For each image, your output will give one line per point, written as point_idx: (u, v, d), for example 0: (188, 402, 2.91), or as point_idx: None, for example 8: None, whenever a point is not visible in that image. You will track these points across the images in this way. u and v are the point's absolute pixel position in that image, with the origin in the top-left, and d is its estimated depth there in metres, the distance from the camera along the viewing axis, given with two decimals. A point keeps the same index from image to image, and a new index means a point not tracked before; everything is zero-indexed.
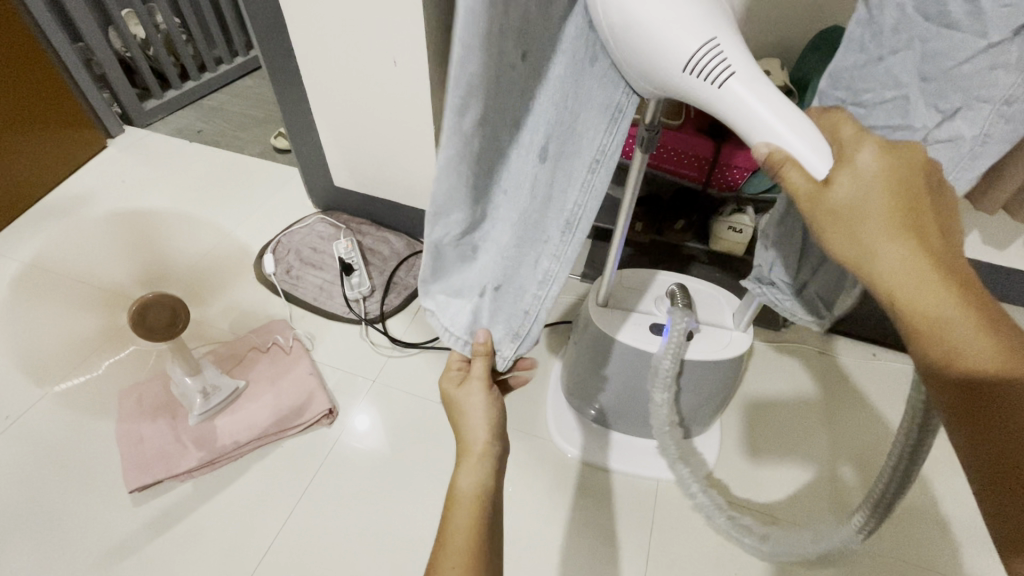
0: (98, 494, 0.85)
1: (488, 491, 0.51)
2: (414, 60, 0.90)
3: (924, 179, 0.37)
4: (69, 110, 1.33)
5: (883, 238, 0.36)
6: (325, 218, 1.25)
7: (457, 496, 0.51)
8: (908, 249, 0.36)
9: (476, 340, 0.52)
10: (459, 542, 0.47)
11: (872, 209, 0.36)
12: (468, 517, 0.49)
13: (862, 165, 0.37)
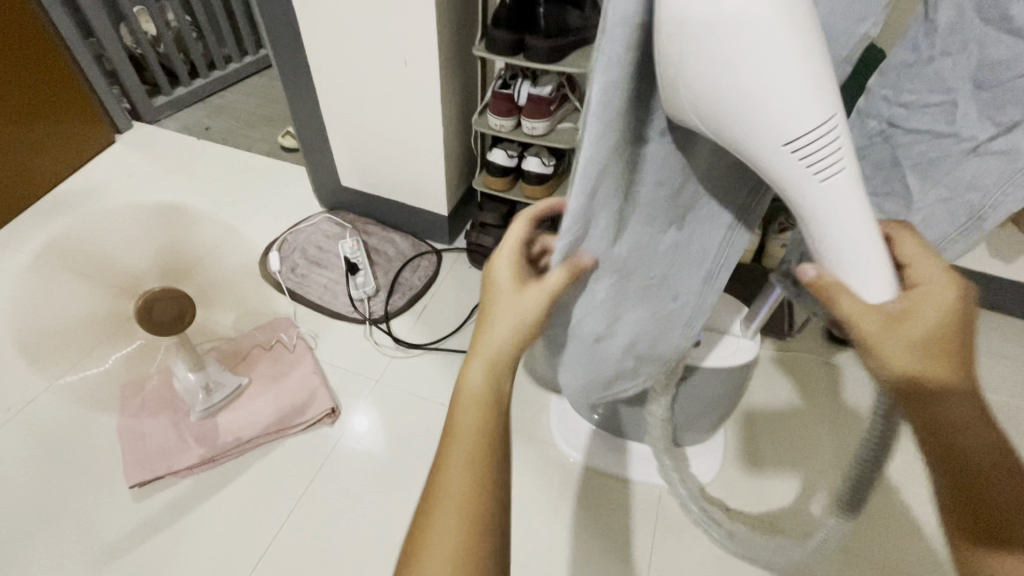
0: (97, 490, 0.84)
1: (504, 397, 0.40)
2: (425, 61, 0.91)
3: (968, 322, 0.40)
4: (79, 105, 1.34)
5: (918, 338, 0.39)
6: (330, 217, 1.25)
7: (464, 390, 0.40)
8: (933, 353, 0.38)
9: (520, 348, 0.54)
10: (467, 447, 0.37)
11: (935, 322, 0.39)
12: (474, 452, 0.37)
13: (926, 285, 0.40)
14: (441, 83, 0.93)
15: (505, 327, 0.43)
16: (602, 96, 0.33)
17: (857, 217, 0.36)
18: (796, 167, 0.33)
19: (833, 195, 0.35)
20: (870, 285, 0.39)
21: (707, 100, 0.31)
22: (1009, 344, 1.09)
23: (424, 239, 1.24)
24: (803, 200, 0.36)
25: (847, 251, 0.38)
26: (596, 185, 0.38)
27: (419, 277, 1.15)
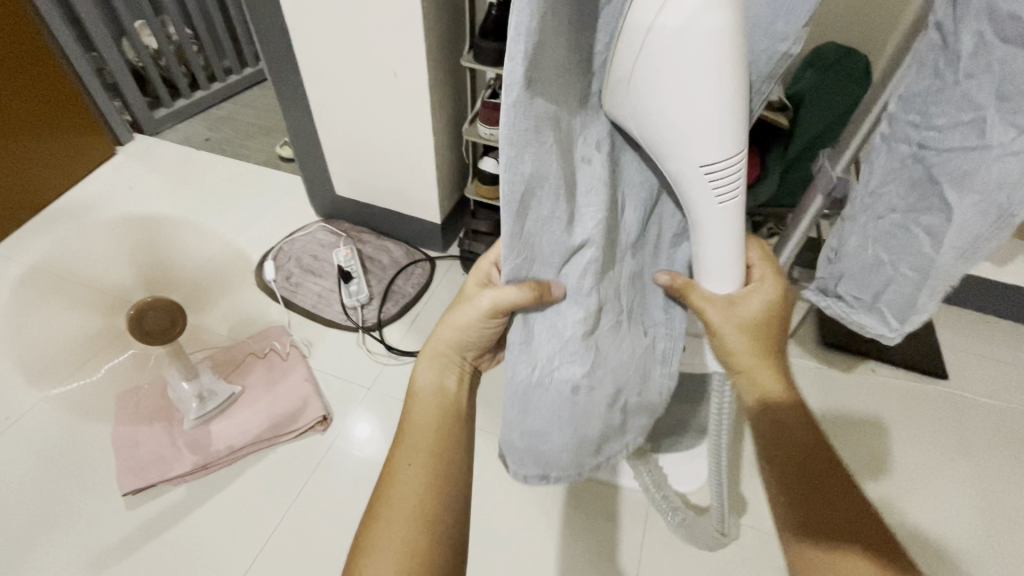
0: (91, 497, 0.85)
1: (449, 394, 0.53)
2: (414, 72, 0.92)
3: (778, 329, 0.50)
4: (80, 118, 1.36)
5: (751, 348, 0.49)
6: (325, 226, 1.26)
7: (417, 391, 0.53)
8: (763, 361, 0.49)
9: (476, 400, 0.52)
10: (421, 435, 0.48)
11: (759, 328, 0.49)
12: (426, 440, 0.48)
13: (756, 296, 0.49)
14: (430, 93, 0.95)
15: (457, 332, 0.54)
16: (513, 118, 0.32)
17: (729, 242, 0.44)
18: (702, 180, 0.38)
19: (722, 217, 0.42)
20: (718, 283, 0.47)
21: (646, 110, 0.35)
22: (1003, 348, 1.09)
23: (418, 246, 1.25)
24: (698, 213, 0.42)
25: (718, 260, 0.45)
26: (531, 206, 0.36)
27: (412, 285, 1.16)
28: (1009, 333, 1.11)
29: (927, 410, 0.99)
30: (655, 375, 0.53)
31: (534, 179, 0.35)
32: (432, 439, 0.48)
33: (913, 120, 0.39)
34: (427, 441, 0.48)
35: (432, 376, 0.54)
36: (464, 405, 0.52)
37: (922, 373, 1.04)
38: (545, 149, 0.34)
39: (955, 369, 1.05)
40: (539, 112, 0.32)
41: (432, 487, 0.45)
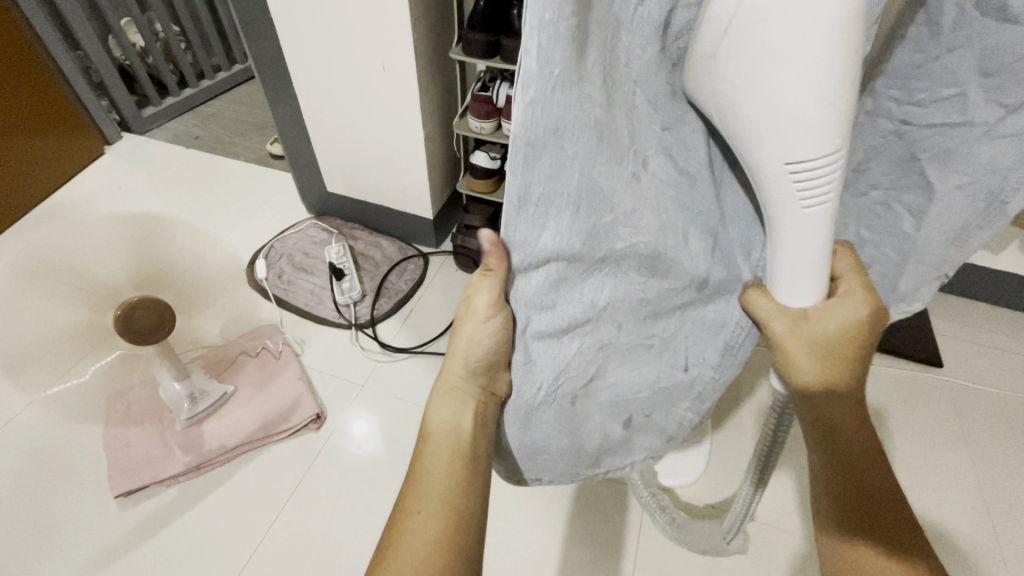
0: (83, 500, 0.84)
1: (466, 433, 0.46)
2: (402, 66, 0.91)
3: (861, 340, 0.43)
4: (66, 117, 1.35)
5: (814, 355, 0.43)
6: (317, 223, 1.25)
7: (432, 429, 0.48)
8: (823, 365, 0.43)
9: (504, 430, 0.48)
10: (433, 485, 0.45)
11: (830, 338, 0.43)
12: (440, 488, 0.44)
13: (841, 313, 0.43)
14: (418, 87, 0.93)
15: (470, 355, 0.47)
16: (531, 113, 0.31)
17: (810, 251, 0.39)
18: (789, 186, 0.36)
19: (806, 228, 0.38)
20: (794, 295, 0.42)
21: (728, 104, 0.34)
22: (1002, 334, 1.09)
23: (411, 242, 1.24)
24: (781, 220, 0.39)
25: (798, 269, 0.41)
26: (546, 214, 0.35)
27: (405, 281, 1.16)
28: (1011, 321, 1.11)
29: (923, 399, 0.99)
30: (679, 403, 0.50)
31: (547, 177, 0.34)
32: (446, 487, 0.44)
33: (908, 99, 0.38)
34: (440, 486, 0.44)
35: (449, 407, 0.48)
36: (485, 444, 0.47)
37: (916, 362, 1.04)
38: (564, 155, 0.33)
39: (951, 358, 1.05)
40: (562, 114, 0.32)
41: (443, 540, 0.42)
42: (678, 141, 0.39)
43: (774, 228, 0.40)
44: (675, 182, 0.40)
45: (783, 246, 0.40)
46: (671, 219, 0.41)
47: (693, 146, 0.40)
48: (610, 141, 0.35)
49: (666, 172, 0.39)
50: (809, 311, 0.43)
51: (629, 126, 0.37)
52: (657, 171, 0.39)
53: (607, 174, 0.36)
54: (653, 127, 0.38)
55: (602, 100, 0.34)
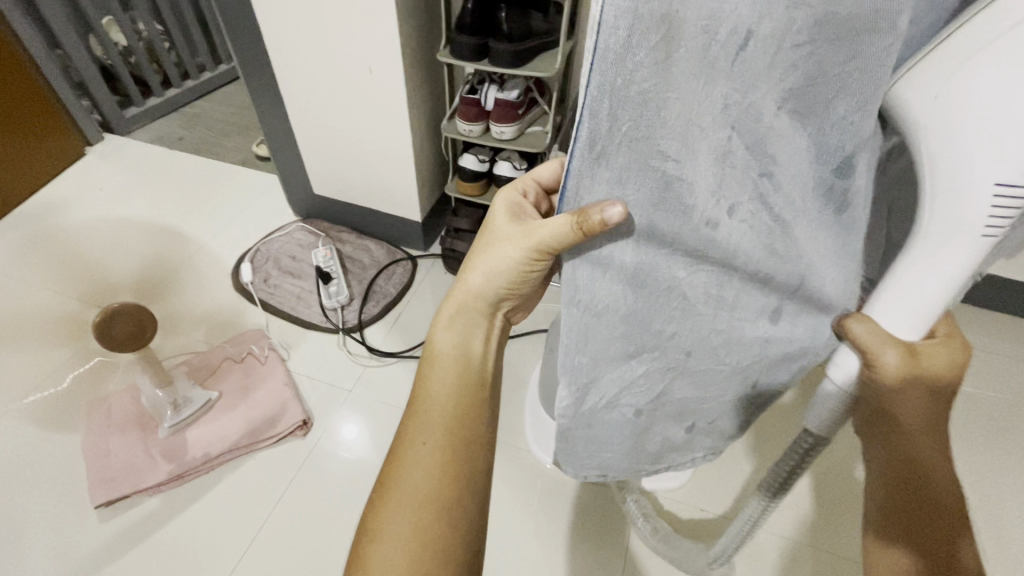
0: (62, 509, 0.82)
1: (474, 355, 0.49)
2: (390, 67, 0.90)
3: (951, 384, 0.40)
4: (45, 117, 1.32)
5: (920, 398, 0.39)
6: (303, 225, 1.24)
7: (438, 353, 0.49)
8: (926, 407, 0.40)
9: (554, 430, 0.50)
10: (437, 409, 0.45)
11: (932, 381, 0.39)
12: (442, 415, 0.45)
13: (943, 353, 0.40)
14: (406, 89, 0.93)
15: (489, 273, 0.48)
16: (611, 166, 0.31)
17: (932, 293, 0.36)
18: (976, 215, 0.32)
19: (953, 265, 0.35)
20: (897, 328, 0.38)
21: (933, 118, 0.30)
22: (984, 336, 1.11)
23: (399, 245, 1.23)
24: (933, 248, 0.34)
25: (909, 310, 0.37)
26: (611, 251, 0.37)
27: (393, 285, 1.15)
28: (992, 325, 1.13)
29: None
30: (715, 410, 0.50)
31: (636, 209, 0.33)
32: (451, 411, 0.45)
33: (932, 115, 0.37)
34: (441, 414, 0.45)
35: (452, 329, 0.49)
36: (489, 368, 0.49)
37: None
38: (636, 200, 0.33)
39: None
40: (623, 164, 0.31)
41: (450, 464, 0.43)
42: (795, 177, 0.34)
43: (915, 259, 0.36)
44: (777, 227, 0.35)
45: (905, 286, 0.37)
46: (766, 267, 0.37)
47: (820, 184, 0.34)
48: (690, 188, 0.32)
49: (767, 217, 0.35)
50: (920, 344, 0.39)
51: (726, 169, 0.33)
52: (752, 218, 0.35)
53: (690, 220, 0.34)
54: (757, 168, 0.32)
55: (685, 145, 0.31)
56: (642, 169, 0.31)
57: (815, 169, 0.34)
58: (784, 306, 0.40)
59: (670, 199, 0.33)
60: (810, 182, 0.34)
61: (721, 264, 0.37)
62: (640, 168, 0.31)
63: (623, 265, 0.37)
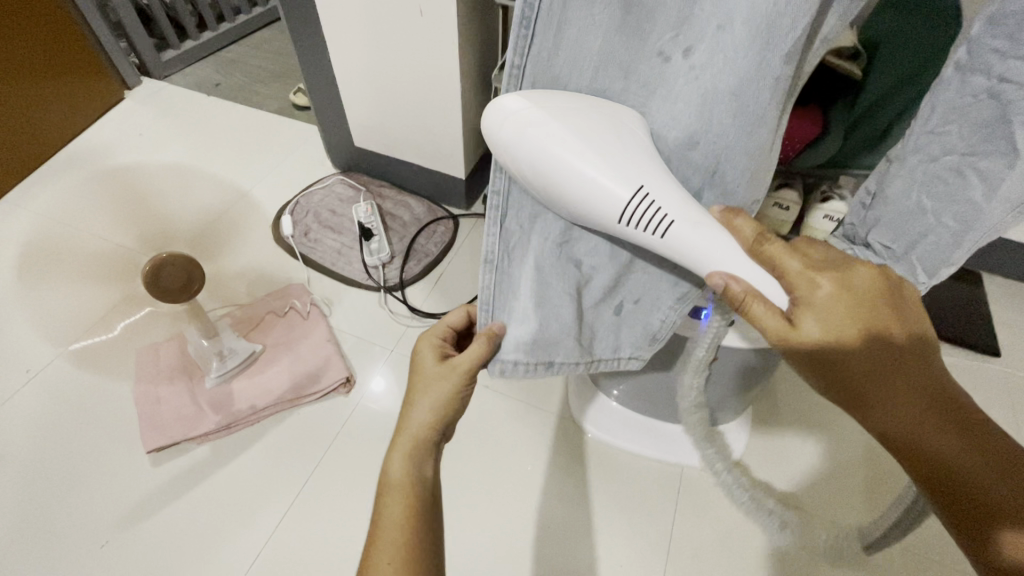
0: (118, 452, 0.85)
1: (423, 486, 0.49)
2: (442, 7, 0.83)
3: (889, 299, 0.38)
4: (84, 58, 1.29)
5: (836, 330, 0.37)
6: (343, 179, 1.21)
7: (391, 485, 0.49)
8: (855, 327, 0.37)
9: (492, 327, 0.50)
10: (392, 540, 0.45)
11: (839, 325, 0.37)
12: (395, 540, 0.45)
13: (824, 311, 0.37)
14: (459, 32, 0.86)
15: (429, 413, 0.52)
16: None
17: (706, 255, 0.37)
18: (638, 233, 0.37)
19: (692, 236, 0.37)
20: (776, 286, 0.38)
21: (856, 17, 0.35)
22: None
23: (440, 203, 1.19)
24: (664, 250, 0.38)
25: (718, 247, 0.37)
26: (566, 75, 0.37)
27: (435, 244, 1.11)
28: None
29: (971, 388, 0.95)
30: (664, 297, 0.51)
31: (567, 49, 0.36)
32: (401, 537, 0.45)
33: (998, 46, 0.37)
34: (395, 539, 0.45)
35: (405, 457, 0.50)
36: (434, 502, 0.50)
37: (966, 348, 0.99)
38: (592, 18, 0.35)
39: (1010, 350, 1.00)
40: None
41: None
42: (735, 45, 0.34)
43: (673, 253, 0.38)
44: (716, 100, 0.36)
45: (679, 258, 0.38)
46: (695, 128, 0.38)
47: (769, 77, 0.35)
48: (648, 18, 0.36)
49: (704, 81, 0.36)
50: (776, 258, 0.38)
51: (689, 11, 0.35)
52: (696, 69, 0.36)
53: (576, 174, 0.35)
54: (714, 19, 0.34)
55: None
56: (611, 8, 0.35)
57: (760, 56, 0.34)
58: (734, 171, 0.39)
59: (622, 53, 0.37)
60: (766, 39, 0.33)
61: (669, 120, 0.38)
62: (606, 6, 0.35)
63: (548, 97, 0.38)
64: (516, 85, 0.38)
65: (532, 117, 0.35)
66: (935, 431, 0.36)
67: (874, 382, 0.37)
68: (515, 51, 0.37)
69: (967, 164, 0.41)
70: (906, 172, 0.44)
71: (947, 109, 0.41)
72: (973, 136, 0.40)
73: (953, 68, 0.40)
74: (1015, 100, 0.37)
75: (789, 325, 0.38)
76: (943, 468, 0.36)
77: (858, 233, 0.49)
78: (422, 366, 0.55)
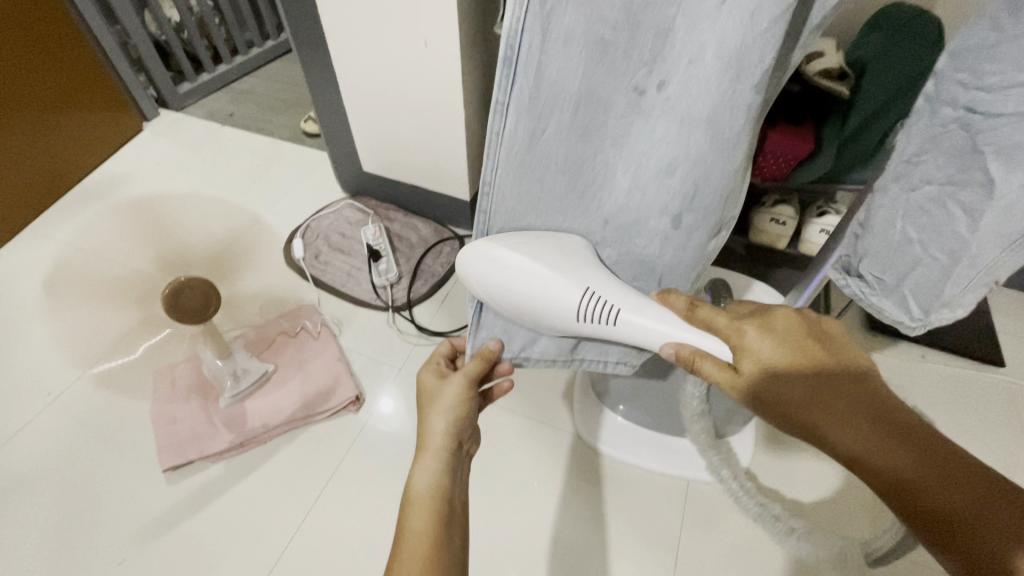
0: (135, 471, 0.87)
1: (445, 492, 0.52)
2: (445, 40, 0.87)
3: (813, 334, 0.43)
4: (105, 92, 1.35)
5: (776, 367, 0.42)
6: (352, 203, 1.24)
7: (414, 495, 0.52)
8: (794, 364, 0.41)
9: (488, 347, 0.55)
10: (418, 546, 0.47)
11: (776, 361, 0.42)
12: (421, 541, 0.47)
13: (757, 348, 0.43)
14: (461, 63, 0.90)
15: (443, 425, 0.56)
16: (560, 29, 0.36)
17: (657, 332, 0.46)
18: (587, 322, 0.47)
19: (632, 324, 0.46)
20: (713, 343, 0.44)
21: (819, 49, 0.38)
22: None
23: (446, 224, 1.23)
24: (618, 334, 0.48)
25: (649, 335, 0.46)
26: (548, 113, 0.40)
27: (441, 264, 1.14)
28: None
29: (975, 398, 0.96)
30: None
31: (544, 91, 0.39)
32: (426, 541, 0.47)
33: (964, 77, 0.38)
34: (420, 542, 0.47)
35: (427, 468, 0.53)
36: (457, 506, 0.52)
37: (970, 360, 1.00)
38: (569, 61, 0.37)
39: (1014, 360, 1.00)
40: (569, 26, 0.36)
41: None
42: (706, 79, 0.37)
43: (624, 338, 0.48)
44: (694, 126, 0.39)
45: (635, 341, 0.48)
46: (672, 152, 0.41)
47: (737, 106, 0.37)
48: (625, 55, 0.38)
49: (677, 111, 0.39)
50: (709, 316, 0.45)
51: (664, 45, 0.37)
52: (672, 100, 0.39)
53: (551, 305, 0.47)
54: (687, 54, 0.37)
55: (628, 17, 0.36)
56: (591, 45, 0.37)
57: (728, 88, 0.37)
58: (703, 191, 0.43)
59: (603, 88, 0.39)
60: (730, 73, 0.36)
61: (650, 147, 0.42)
62: (586, 45, 0.37)
63: (533, 133, 0.41)
64: (503, 122, 0.41)
65: (493, 261, 0.46)
66: (887, 451, 0.37)
67: (823, 416, 0.39)
68: (501, 90, 0.39)
69: (947, 196, 0.42)
70: (889, 204, 0.47)
71: (923, 138, 0.42)
72: (947, 169, 0.42)
73: (925, 99, 0.42)
74: (980, 127, 0.38)
75: (731, 372, 0.44)
76: (915, 499, 0.36)
77: (853, 263, 0.55)
78: (428, 387, 0.60)
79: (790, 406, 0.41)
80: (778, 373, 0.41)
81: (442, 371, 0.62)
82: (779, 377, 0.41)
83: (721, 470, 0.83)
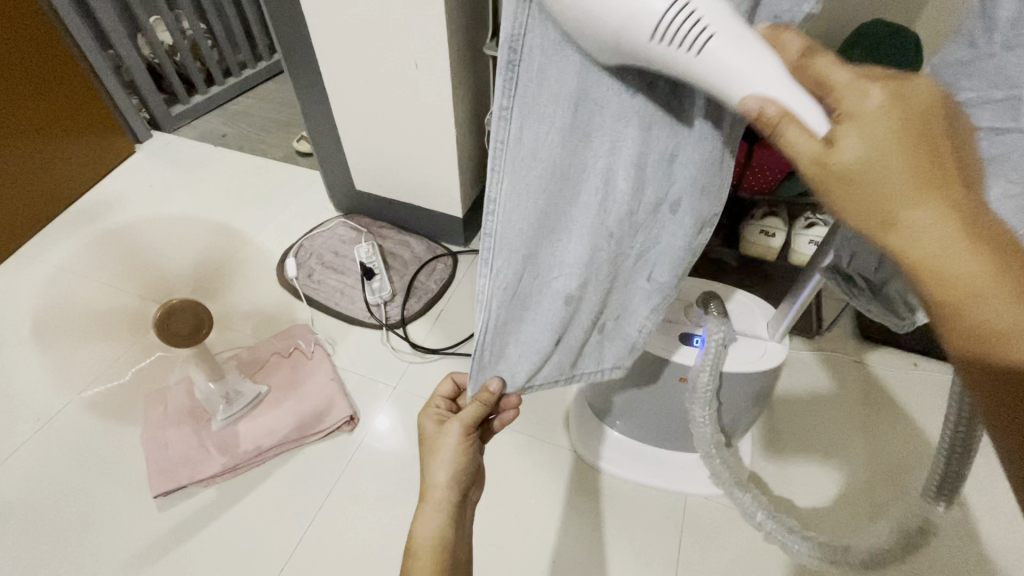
0: (126, 498, 0.85)
1: (446, 545, 0.54)
2: (435, 61, 0.89)
3: (938, 125, 0.27)
4: (97, 115, 1.36)
5: (892, 193, 0.26)
6: (345, 221, 1.25)
7: (416, 548, 0.53)
8: (920, 196, 0.26)
9: (488, 388, 0.50)
10: None
11: (884, 161, 0.26)
12: None
13: (866, 138, 0.26)
14: (452, 84, 0.91)
15: (443, 475, 0.56)
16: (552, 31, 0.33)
17: (747, 75, 0.28)
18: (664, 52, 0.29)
19: (728, 56, 0.28)
20: (820, 113, 0.28)
21: None
22: None
23: (439, 241, 1.23)
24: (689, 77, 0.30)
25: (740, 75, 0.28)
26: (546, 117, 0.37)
27: (435, 281, 1.15)
28: None
29: None
30: (640, 310, 0.54)
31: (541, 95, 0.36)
32: None
33: None
34: None
35: (429, 521, 0.55)
36: (459, 558, 0.54)
37: None
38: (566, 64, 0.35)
39: None
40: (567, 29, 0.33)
41: None
42: None
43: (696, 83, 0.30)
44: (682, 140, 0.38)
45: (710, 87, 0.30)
46: None
47: None
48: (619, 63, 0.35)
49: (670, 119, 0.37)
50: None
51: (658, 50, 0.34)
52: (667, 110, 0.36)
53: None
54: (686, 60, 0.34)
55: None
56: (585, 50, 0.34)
57: None
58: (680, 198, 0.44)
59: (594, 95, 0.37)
60: None
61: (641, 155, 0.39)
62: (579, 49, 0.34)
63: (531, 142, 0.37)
64: (502, 127, 0.37)
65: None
66: None
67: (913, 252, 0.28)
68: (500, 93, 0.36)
69: None
70: None
71: None
72: None
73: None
74: None
75: (824, 145, 0.27)
76: (977, 371, 0.33)
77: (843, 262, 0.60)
78: (428, 434, 0.59)
79: (912, 260, 0.27)
80: (862, 222, 0.27)
81: (441, 417, 0.61)
82: (875, 231, 0.27)
83: (727, 483, 0.78)
